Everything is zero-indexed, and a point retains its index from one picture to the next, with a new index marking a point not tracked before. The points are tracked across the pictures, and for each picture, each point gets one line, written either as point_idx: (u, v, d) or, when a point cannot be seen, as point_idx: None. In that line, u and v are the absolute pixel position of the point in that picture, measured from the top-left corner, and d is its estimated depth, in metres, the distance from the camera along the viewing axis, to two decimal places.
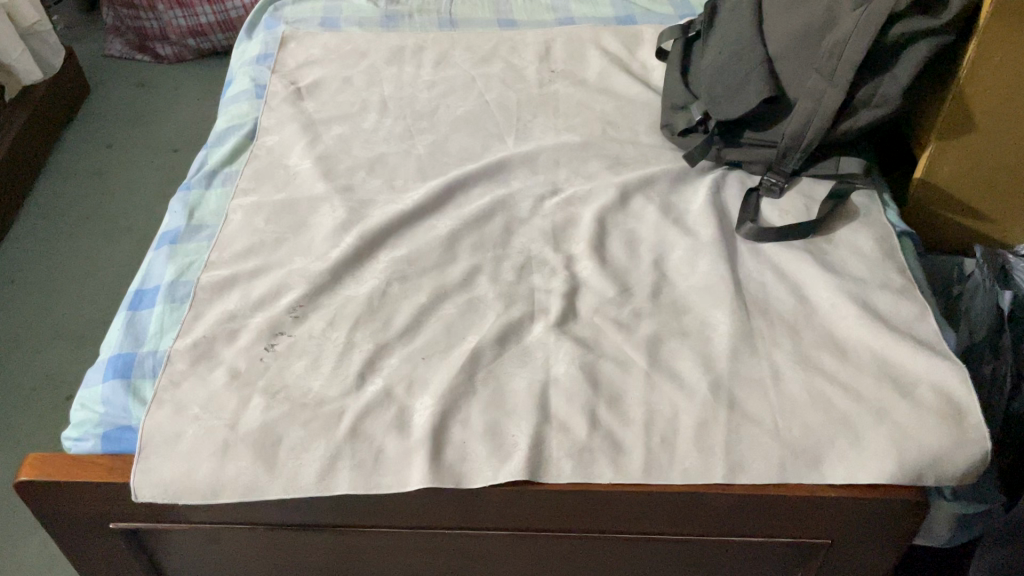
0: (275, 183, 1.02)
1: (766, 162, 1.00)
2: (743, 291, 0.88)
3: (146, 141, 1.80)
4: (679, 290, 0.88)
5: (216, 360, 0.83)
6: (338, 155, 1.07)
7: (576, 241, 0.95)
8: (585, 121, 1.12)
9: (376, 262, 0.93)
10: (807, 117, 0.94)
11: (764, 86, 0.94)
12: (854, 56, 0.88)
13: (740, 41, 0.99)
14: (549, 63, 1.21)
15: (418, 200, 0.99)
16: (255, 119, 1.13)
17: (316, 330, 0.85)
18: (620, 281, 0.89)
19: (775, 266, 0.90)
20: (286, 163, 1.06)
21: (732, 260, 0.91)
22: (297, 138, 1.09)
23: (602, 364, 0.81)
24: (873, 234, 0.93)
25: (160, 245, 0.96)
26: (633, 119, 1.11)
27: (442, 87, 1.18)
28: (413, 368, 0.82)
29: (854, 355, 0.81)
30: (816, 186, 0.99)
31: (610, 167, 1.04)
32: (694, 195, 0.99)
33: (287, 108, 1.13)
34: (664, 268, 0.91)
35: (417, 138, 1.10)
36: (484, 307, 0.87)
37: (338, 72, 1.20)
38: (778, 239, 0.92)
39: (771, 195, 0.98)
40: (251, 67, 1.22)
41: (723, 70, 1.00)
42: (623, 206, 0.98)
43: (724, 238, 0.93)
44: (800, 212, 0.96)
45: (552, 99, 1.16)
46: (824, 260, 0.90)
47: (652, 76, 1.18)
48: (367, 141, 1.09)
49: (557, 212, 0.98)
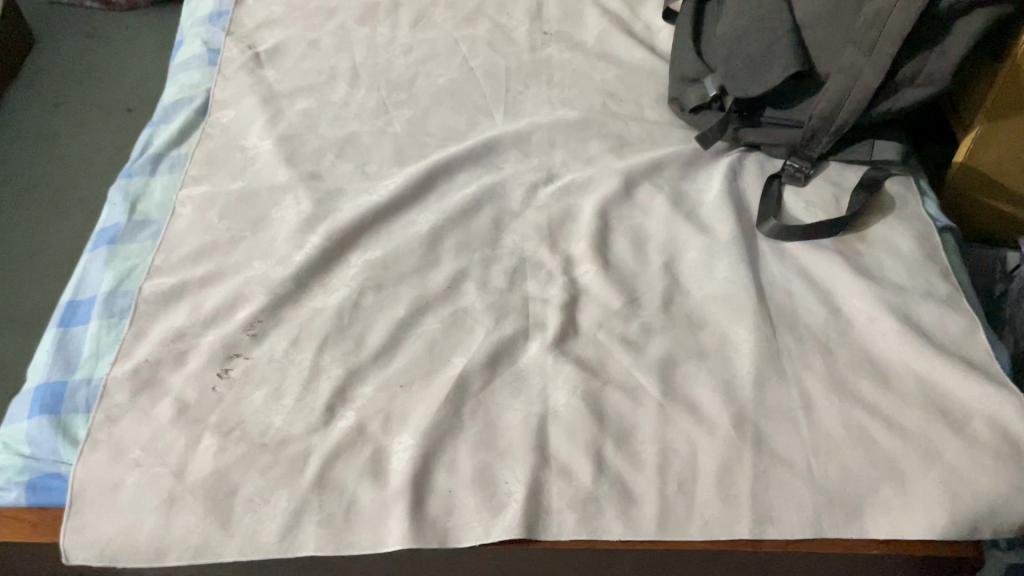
0: (231, 169, 0.90)
1: (789, 145, 0.88)
2: (767, 300, 0.76)
3: (97, 99, 1.65)
4: (695, 300, 0.77)
5: (162, 389, 0.72)
6: (303, 134, 0.94)
7: (575, 240, 0.83)
8: (582, 94, 0.99)
9: (347, 266, 0.81)
10: (841, 95, 0.81)
11: (791, 60, 0.82)
12: (899, 27, 0.75)
13: (763, 5, 0.86)
14: (541, 23, 1.07)
15: (394, 191, 0.86)
16: (208, 91, 0.99)
17: (278, 352, 0.74)
18: (626, 288, 0.78)
19: (802, 270, 0.79)
20: (244, 144, 0.93)
21: (754, 262, 0.79)
22: (256, 114, 0.95)
23: (608, 393, 0.70)
24: (912, 231, 0.81)
25: (97, 244, 0.83)
26: (637, 91, 0.99)
27: (421, 52, 1.04)
28: (390, 399, 0.70)
29: (896, 379, 0.71)
30: (845, 172, 0.87)
31: (613, 149, 0.92)
32: (708, 183, 0.87)
33: (244, 78, 1.00)
34: (675, 272, 0.79)
35: (393, 113, 0.97)
36: (471, 322, 0.76)
37: (303, 34, 1.05)
38: (803, 238, 0.81)
39: (795, 183, 0.87)
40: (203, 27, 1.07)
41: (742, 39, 0.86)
42: (628, 196, 0.86)
43: (744, 236, 0.81)
44: (828, 204, 0.85)
45: (545, 66, 1.02)
46: (859, 263, 0.79)
47: (657, 39, 1.05)
48: (336, 117, 0.96)
49: (553, 204, 0.86)
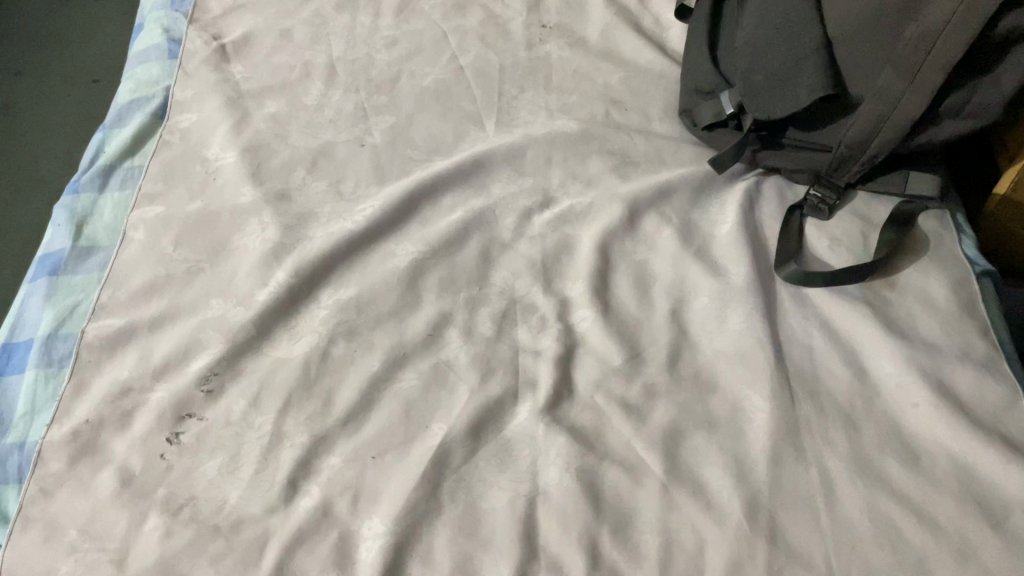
0: (189, 186, 0.80)
1: (813, 172, 0.79)
2: (785, 360, 0.68)
3: (61, 67, 1.53)
4: (704, 357, 0.69)
5: (104, 455, 0.64)
6: (271, 144, 0.84)
7: (572, 279, 0.75)
8: (584, 100, 0.89)
9: (316, 306, 0.72)
10: (876, 123, 0.72)
11: (821, 81, 0.72)
12: (951, 50, 0.66)
13: (789, 15, 0.76)
14: (539, 13, 0.97)
15: (370, 217, 0.77)
16: (167, 90, 0.89)
17: (235, 412, 0.66)
18: (627, 340, 0.70)
19: (825, 323, 0.71)
20: (204, 155, 0.83)
21: (771, 312, 0.71)
22: (220, 119, 0.85)
23: (605, 470, 0.63)
24: (947, 278, 0.73)
25: (37, 274, 0.75)
26: (644, 98, 0.89)
27: (405, 45, 0.93)
28: (360, 473, 0.63)
29: (927, 460, 0.63)
30: (875, 204, 0.78)
31: (616, 169, 0.82)
32: (721, 213, 0.79)
33: (207, 74, 0.89)
34: (683, 322, 0.71)
35: (373, 119, 0.87)
36: (454, 379, 0.68)
37: (274, 23, 0.95)
38: (827, 285, 0.72)
39: (817, 216, 0.78)
40: (163, 11, 0.96)
41: (765, 52, 0.77)
42: (632, 227, 0.78)
43: (761, 281, 0.73)
44: (855, 241, 0.76)
45: (543, 65, 0.92)
46: (888, 316, 0.71)
47: (668, 36, 0.95)
48: (309, 123, 0.86)
49: (548, 234, 0.78)
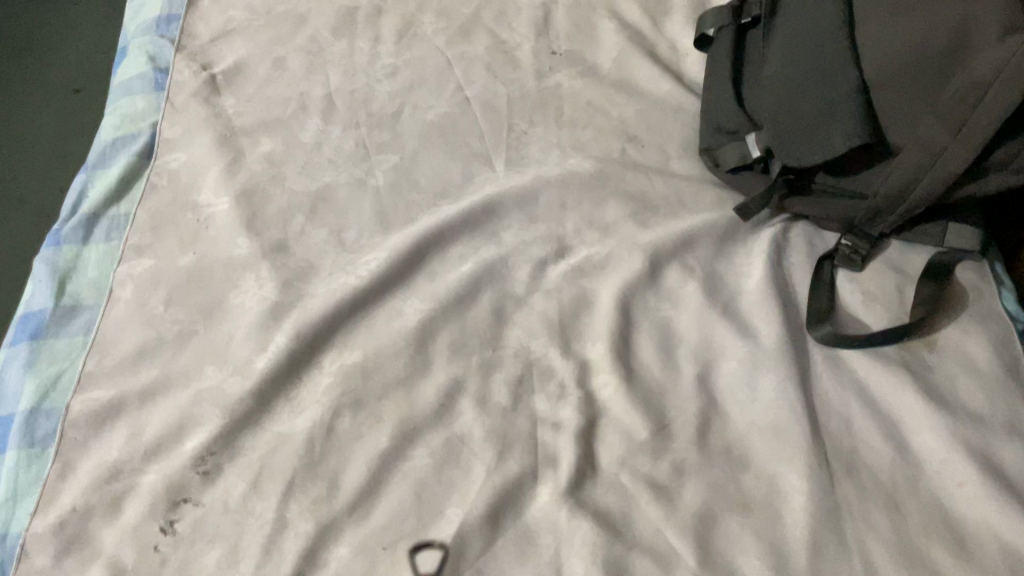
0: (180, 236, 0.75)
1: (844, 219, 0.74)
2: (821, 433, 0.64)
3: (39, 75, 1.46)
4: (734, 429, 0.65)
5: (93, 547, 0.59)
6: (267, 188, 0.79)
7: (591, 339, 0.70)
8: (598, 136, 0.84)
9: (319, 374, 0.67)
10: (914, 176, 0.68)
11: (858, 129, 0.67)
12: (1002, 103, 0.62)
13: (822, 53, 0.71)
14: (548, 38, 0.91)
15: (375, 271, 0.72)
16: (154, 126, 0.83)
17: (234, 497, 0.61)
18: (653, 410, 0.66)
19: (861, 390, 0.67)
20: (196, 201, 0.78)
21: (805, 379, 0.67)
22: (211, 160, 0.80)
23: (633, 561, 0.59)
24: (989, 338, 0.69)
25: (17, 338, 0.70)
26: (662, 134, 0.84)
27: (407, 75, 0.88)
28: (371, 566, 0.58)
29: (975, 546, 0.59)
30: (909, 254, 0.74)
31: (635, 214, 0.77)
32: (747, 264, 0.74)
33: (196, 109, 0.84)
34: (712, 390, 0.67)
35: (375, 159, 0.82)
36: (469, 456, 0.63)
37: (267, 50, 0.89)
38: (863, 347, 0.68)
39: (849, 267, 0.73)
40: (148, 36, 0.91)
41: (795, 94, 0.72)
42: (654, 281, 0.73)
43: (793, 343, 0.68)
44: (891, 297, 0.71)
45: (554, 97, 0.87)
46: (928, 382, 0.67)
47: (685, 64, 0.89)
48: (306, 164, 0.81)
49: (565, 289, 0.73)
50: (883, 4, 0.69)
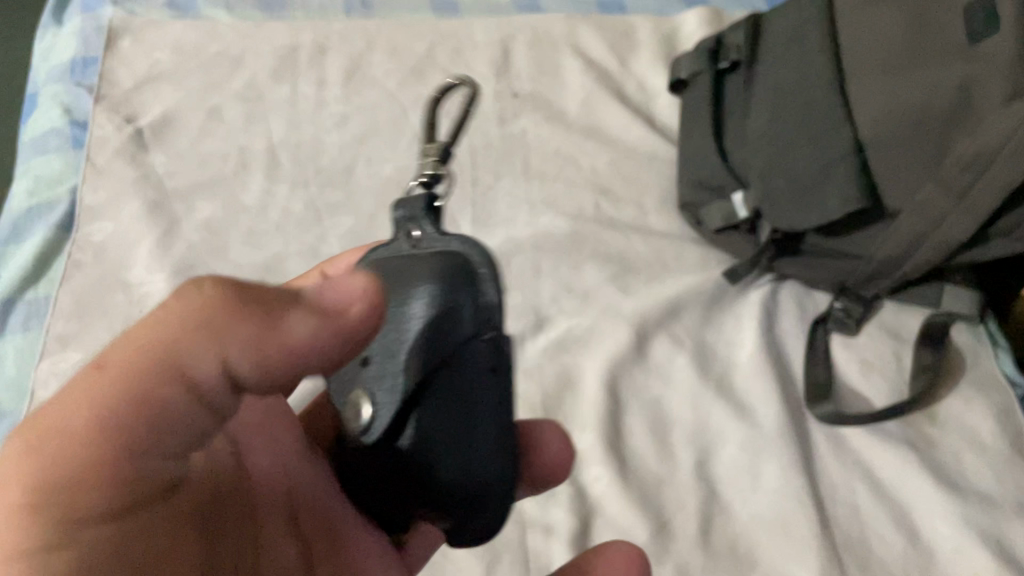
0: (111, 321, 0.67)
1: (836, 282, 0.70)
2: (830, 524, 0.60)
3: None
4: (738, 523, 0.60)
5: None
6: (208, 262, 0.70)
7: (579, 425, 0.64)
8: (569, 188, 0.77)
9: None
10: (914, 241, 0.64)
11: (855, 193, 0.63)
12: (1008, 175, 0.58)
13: (813, 111, 0.67)
14: (509, 78, 0.84)
15: None
16: (73, 190, 0.74)
17: None
18: (650, 508, 0.60)
19: (866, 472, 0.63)
20: (127, 278, 0.69)
21: (807, 461, 0.63)
22: (142, 229, 0.71)
23: None
24: (991, 408, 0.65)
25: None
26: (638, 185, 0.78)
27: (358, 124, 0.80)
28: None
29: None
30: (905, 316, 0.70)
31: (616, 279, 0.72)
32: (737, 331, 0.69)
33: (123, 169, 0.75)
34: (711, 479, 0.62)
35: (327, 222, 0.74)
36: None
37: (200, 98, 0.80)
38: (866, 424, 0.64)
39: (843, 332, 0.69)
40: (63, 85, 0.81)
41: (784, 153, 0.68)
42: (641, 355, 0.68)
43: (792, 422, 0.64)
44: (889, 366, 0.68)
45: (519, 144, 0.80)
46: (935, 460, 0.63)
47: (656, 108, 0.84)
48: (252, 231, 0.73)
49: (546, 367, 0.67)
50: (877, 61, 0.65)
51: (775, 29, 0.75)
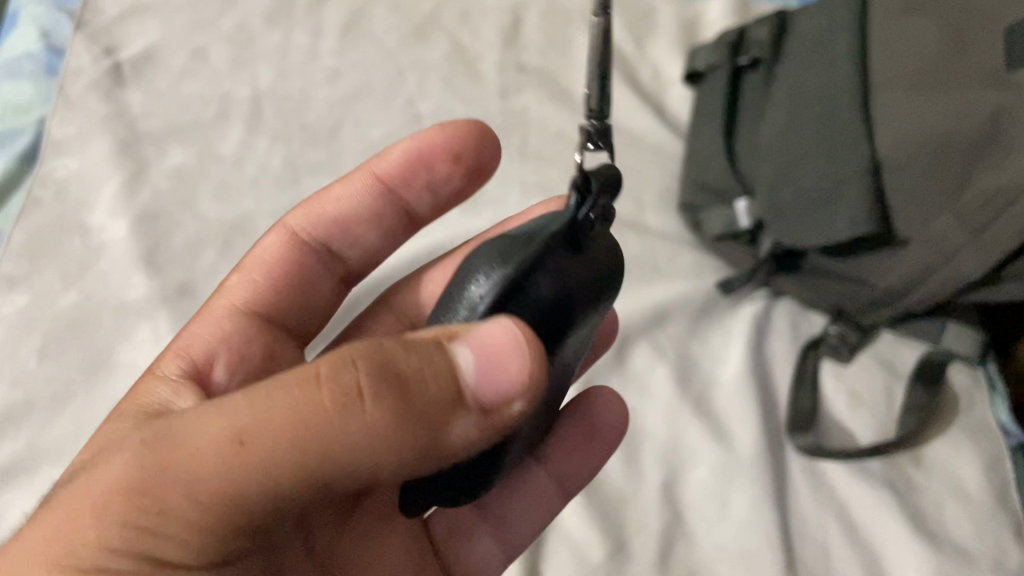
0: (64, 267, 0.63)
1: (835, 306, 0.66)
2: (796, 562, 0.57)
3: None
4: (700, 551, 0.57)
5: None
6: (175, 213, 0.66)
7: None
8: (566, 175, 0.73)
9: None
10: (922, 273, 0.60)
11: (864, 216, 0.59)
12: None
13: (832, 122, 0.63)
14: (517, 49, 0.79)
15: None
16: (39, 123, 0.71)
17: None
18: (610, 525, 0.57)
19: (842, 511, 0.60)
20: (87, 223, 0.65)
21: (781, 493, 0.59)
22: (109, 170, 0.67)
23: None
24: (981, 456, 0.62)
25: None
26: (638, 180, 0.74)
27: (350, 82, 0.76)
28: None
29: None
30: (901, 349, 0.67)
31: None
32: (725, 347, 0.66)
33: (96, 104, 0.71)
34: (677, 501, 0.59)
35: (306, 183, 0.70)
36: None
37: (187, 37, 0.76)
38: (846, 460, 0.61)
39: (836, 359, 0.66)
40: (40, 6, 0.75)
41: (796, 163, 0.64)
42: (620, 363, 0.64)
43: (769, 449, 0.61)
44: (878, 400, 0.64)
45: (519, 121, 0.76)
46: (913, 505, 0.60)
47: (667, 97, 0.79)
48: (225, 184, 0.69)
49: None
50: (904, 74, 0.61)
51: (801, 29, 0.69)
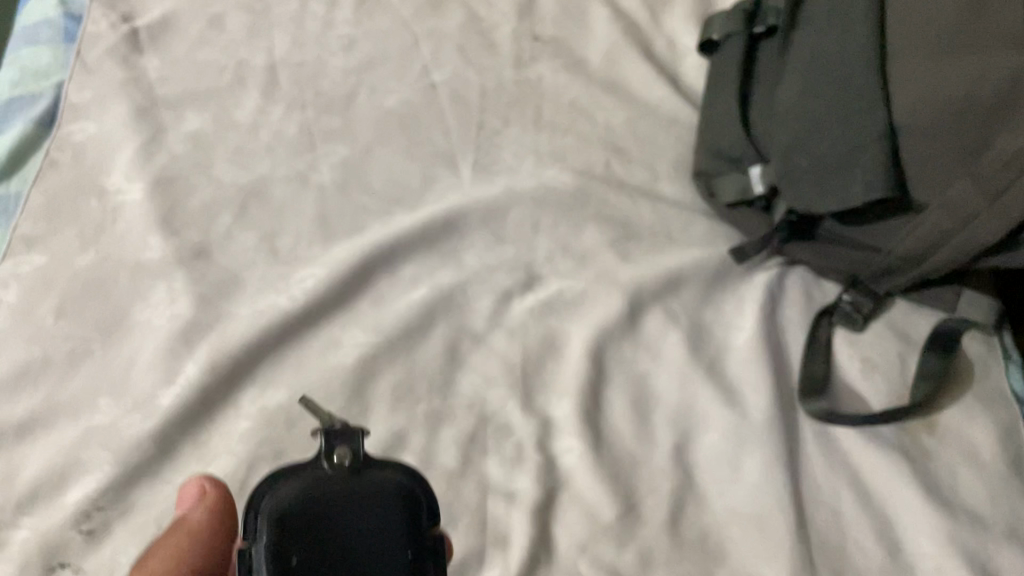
0: (82, 228, 0.64)
1: (849, 273, 0.66)
2: (807, 525, 0.57)
3: None
4: (711, 514, 0.57)
5: None
6: (190, 177, 0.67)
7: (558, 394, 0.61)
8: (579, 143, 0.73)
9: (234, 417, 0.57)
10: (938, 238, 0.60)
11: (881, 181, 0.59)
12: None
13: (849, 85, 0.62)
14: (532, 19, 0.79)
15: (311, 293, 0.62)
16: (58, 84, 0.71)
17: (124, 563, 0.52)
18: (621, 487, 0.57)
19: (854, 476, 0.59)
20: (104, 185, 0.66)
21: (793, 458, 0.59)
22: (125, 135, 0.68)
23: None
24: (996, 425, 0.61)
25: None
26: (652, 149, 0.74)
27: (365, 50, 0.76)
28: None
29: None
30: (916, 317, 0.66)
31: (615, 244, 0.68)
32: (738, 314, 0.66)
33: (113, 69, 0.71)
34: (688, 463, 0.59)
35: (321, 150, 0.70)
36: None
37: (203, 4, 0.76)
38: (859, 425, 0.61)
39: (849, 327, 0.65)
40: None
41: (811, 129, 0.63)
42: (632, 327, 0.64)
43: (781, 416, 0.61)
44: (892, 367, 0.64)
45: (533, 90, 0.76)
46: (927, 472, 0.59)
47: (682, 67, 0.79)
48: (240, 150, 0.69)
49: (529, 328, 0.64)
50: (922, 37, 0.60)
51: None
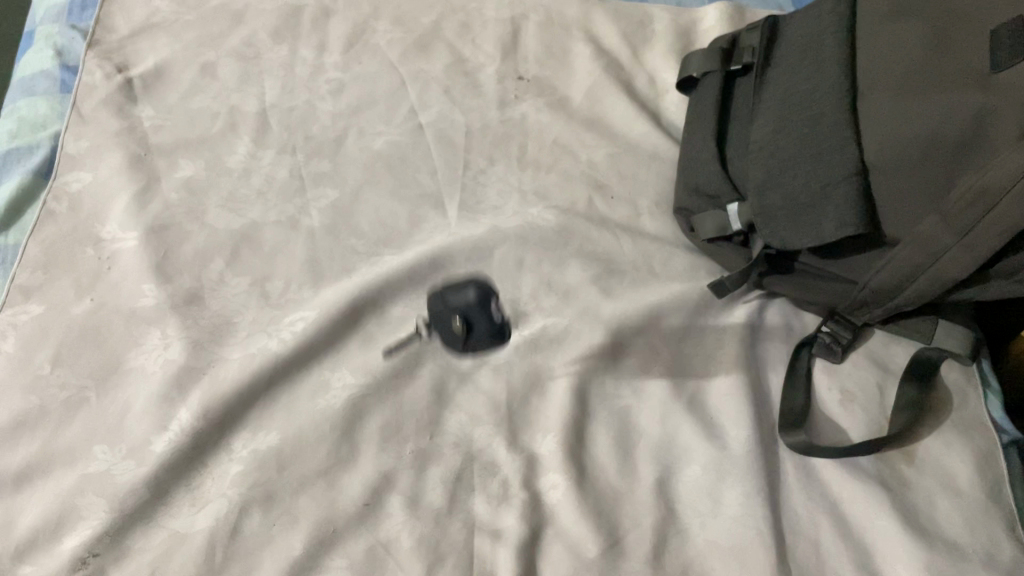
0: (78, 277, 0.66)
1: (828, 305, 0.68)
2: (788, 557, 0.58)
3: None
4: (693, 547, 0.58)
5: None
6: (183, 223, 0.69)
7: (542, 430, 0.62)
8: (562, 181, 0.75)
9: (225, 459, 0.59)
10: (910, 271, 0.61)
11: (850, 218, 0.59)
12: (1015, 219, 0.54)
13: (820, 124, 0.63)
14: (515, 60, 0.81)
15: (302, 334, 0.64)
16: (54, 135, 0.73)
17: None
18: (604, 521, 0.59)
19: (834, 507, 0.61)
20: (99, 234, 0.68)
21: (772, 491, 0.61)
22: (119, 183, 0.70)
23: None
24: (973, 453, 0.62)
25: None
26: (635, 185, 0.76)
27: (353, 94, 0.78)
28: None
29: None
30: (893, 347, 0.68)
31: (598, 280, 0.70)
32: (719, 347, 0.67)
33: (108, 119, 0.73)
34: (670, 496, 0.60)
35: (311, 193, 0.72)
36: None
37: (195, 52, 0.78)
38: (838, 458, 0.61)
39: (828, 358, 0.67)
40: (57, 27, 0.79)
41: (784, 166, 0.64)
42: (614, 363, 0.66)
43: (761, 449, 0.62)
44: (871, 397, 0.65)
45: (517, 129, 0.77)
46: (906, 501, 0.60)
47: (664, 104, 0.81)
48: (231, 195, 0.71)
49: (514, 365, 0.65)
50: (891, 77, 0.62)
51: (791, 36, 0.72)
